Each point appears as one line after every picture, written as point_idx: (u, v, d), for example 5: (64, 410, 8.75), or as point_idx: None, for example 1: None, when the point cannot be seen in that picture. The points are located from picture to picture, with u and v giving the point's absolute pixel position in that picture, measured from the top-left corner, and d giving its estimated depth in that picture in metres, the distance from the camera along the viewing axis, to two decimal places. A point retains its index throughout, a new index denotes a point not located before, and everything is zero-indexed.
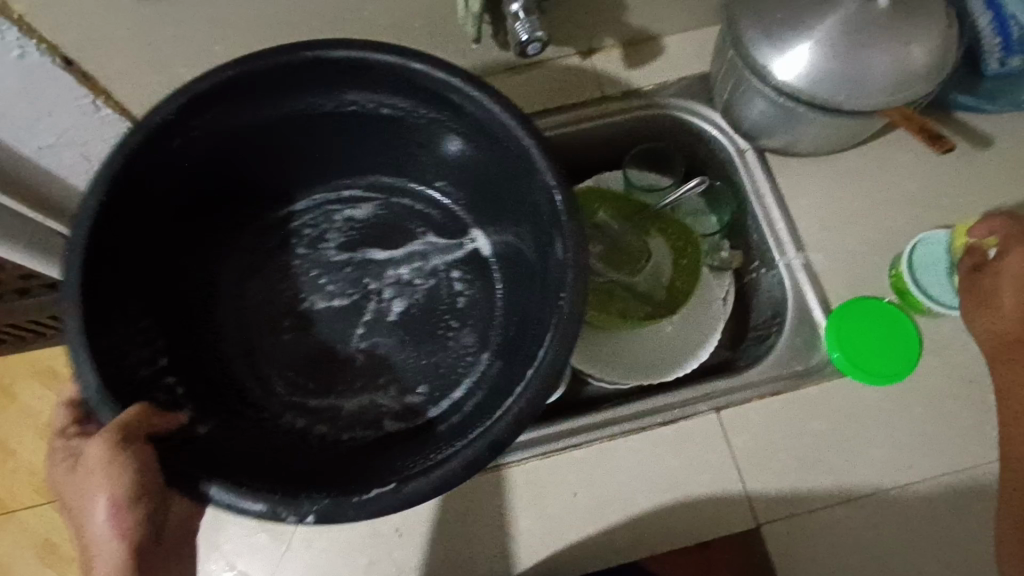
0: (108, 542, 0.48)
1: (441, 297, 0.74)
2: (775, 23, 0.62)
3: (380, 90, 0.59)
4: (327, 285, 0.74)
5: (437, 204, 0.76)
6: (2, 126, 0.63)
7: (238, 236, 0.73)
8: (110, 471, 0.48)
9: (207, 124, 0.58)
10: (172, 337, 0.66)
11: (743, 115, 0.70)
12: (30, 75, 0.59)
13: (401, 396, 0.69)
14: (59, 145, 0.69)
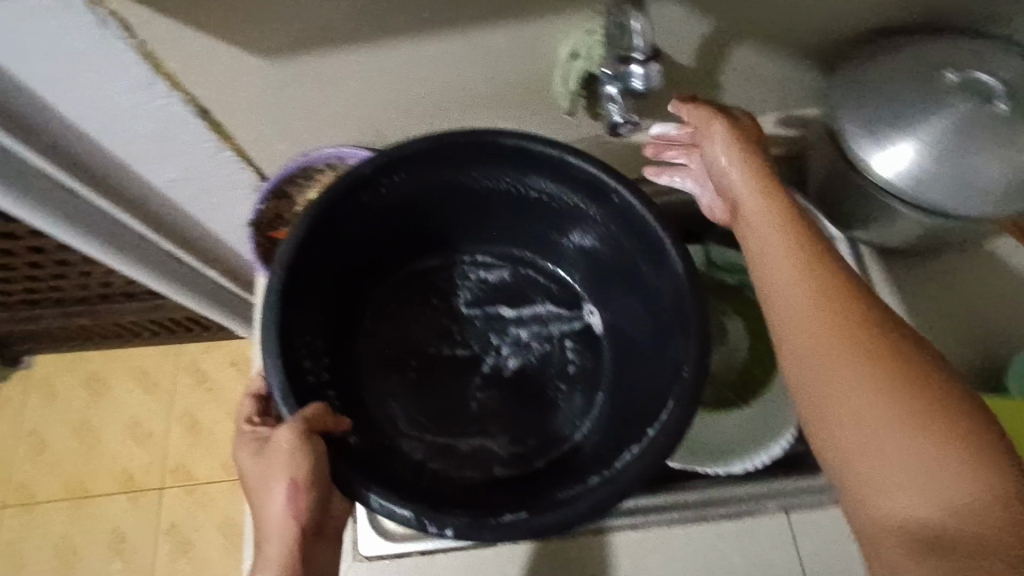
0: (278, 532, 0.50)
1: (552, 364, 0.71)
2: (878, 118, 0.59)
3: (533, 176, 0.61)
4: (455, 333, 0.72)
5: (558, 278, 0.74)
6: (175, 188, 0.77)
7: (383, 282, 0.72)
8: (294, 456, 0.50)
9: (396, 186, 0.60)
10: (333, 357, 0.64)
11: (838, 204, 0.68)
12: (202, 153, 0.72)
13: (509, 444, 0.66)
14: (217, 212, 0.83)
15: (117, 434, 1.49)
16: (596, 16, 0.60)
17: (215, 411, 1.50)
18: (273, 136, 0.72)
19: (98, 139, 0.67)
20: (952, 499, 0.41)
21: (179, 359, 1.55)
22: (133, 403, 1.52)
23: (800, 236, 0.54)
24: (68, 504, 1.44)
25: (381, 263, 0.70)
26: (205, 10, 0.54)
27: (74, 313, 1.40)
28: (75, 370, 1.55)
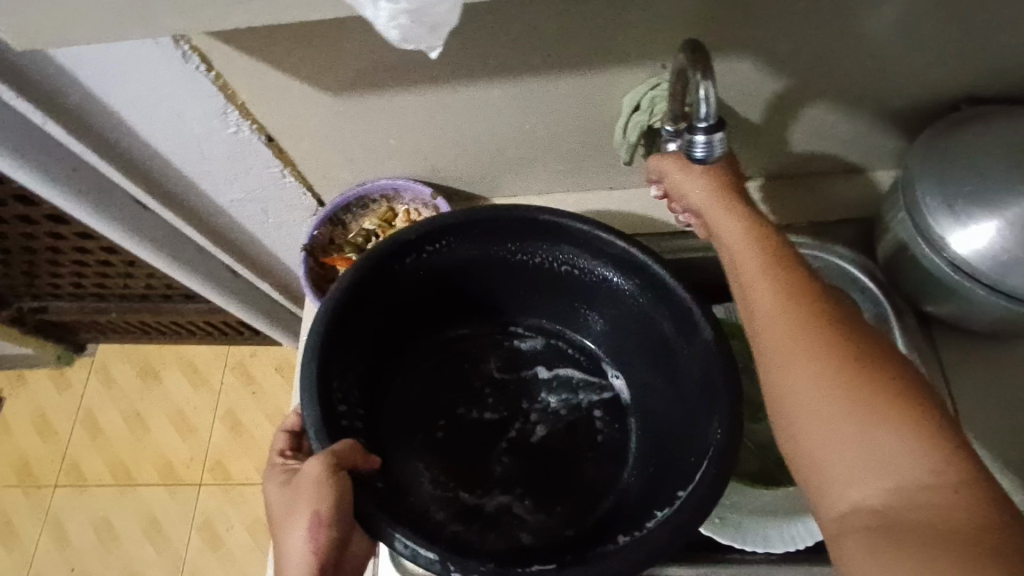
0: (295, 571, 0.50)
1: (579, 437, 0.69)
2: (961, 193, 0.56)
3: (567, 250, 0.63)
4: (484, 397, 0.71)
5: (586, 349, 0.73)
6: (239, 209, 0.80)
7: (415, 351, 0.71)
8: (319, 492, 0.50)
9: (437, 254, 0.63)
10: (366, 413, 0.64)
11: (907, 276, 0.64)
12: (266, 178, 0.75)
13: (534, 511, 0.64)
14: (276, 232, 0.85)
15: (164, 427, 1.55)
16: (662, 71, 0.59)
17: (257, 413, 1.54)
18: (335, 165, 0.74)
19: (172, 161, 0.71)
20: (935, 525, 0.37)
21: (227, 359, 1.60)
22: (182, 397, 1.58)
23: (782, 280, 0.50)
24: (113, 489, 1.50)
25: (420, 330, 0.71)
26: (282, 49, 0.56)
27: (136, 308, 1.47)
28: (132, 359, 1.63)
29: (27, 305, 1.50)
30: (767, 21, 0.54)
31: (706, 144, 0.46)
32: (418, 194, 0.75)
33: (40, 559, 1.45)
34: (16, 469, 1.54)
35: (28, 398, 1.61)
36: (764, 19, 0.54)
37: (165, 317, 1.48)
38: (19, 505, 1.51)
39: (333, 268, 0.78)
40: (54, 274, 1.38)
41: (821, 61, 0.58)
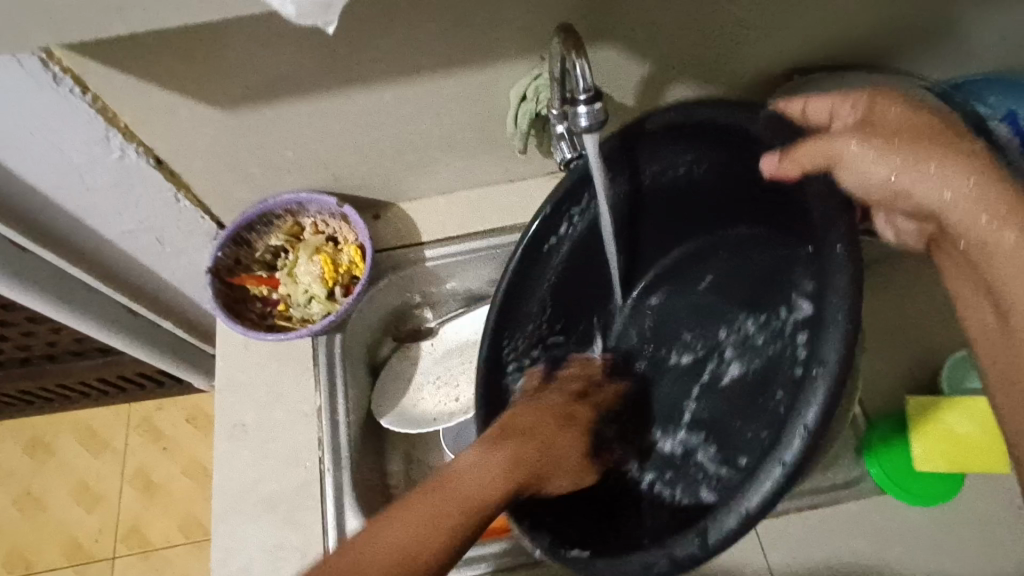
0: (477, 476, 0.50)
1: (787, 362, 0.56)
2: None
3: (653, 160, 0.63)
4: (684, 337, 0.72)
5: (770, 226, 0.63)
6: (131, 241, 0.76)
7: (698, 261, 0.73)
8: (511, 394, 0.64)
9: (584, 212, 0.66)
10: (672, 376, 0.70)
11: None
12: (160, 204, 0.72)
13: (720, 467, 0.60)
14: (175, 262, 0.82)
15: (64, 502, 1.40)
16: (542, 62, 0.64)
17: (171, 467, 1.43)
18: (232, 184, 0.73)
19: (50, 196, 0.66)
20: None
21: (131, 417, 1.49)
22: (82, 465, 1.44)
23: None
24: None
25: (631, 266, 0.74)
26: (164, 63, 0.56)
27: (16, 375, 1.34)
28: (17, 434, 1.47)
29: None
30: (625, 9, 0.60)
31: (588, 113, 0.51)
32: (323, 205, 0.75)
33: None
34: None
35: None
36: (623, 8, 0.60)
37: (52, 380, 1.35)
38: None
39: (243, 287, 0.76)
40: None
41: (676, 43, 0.65)
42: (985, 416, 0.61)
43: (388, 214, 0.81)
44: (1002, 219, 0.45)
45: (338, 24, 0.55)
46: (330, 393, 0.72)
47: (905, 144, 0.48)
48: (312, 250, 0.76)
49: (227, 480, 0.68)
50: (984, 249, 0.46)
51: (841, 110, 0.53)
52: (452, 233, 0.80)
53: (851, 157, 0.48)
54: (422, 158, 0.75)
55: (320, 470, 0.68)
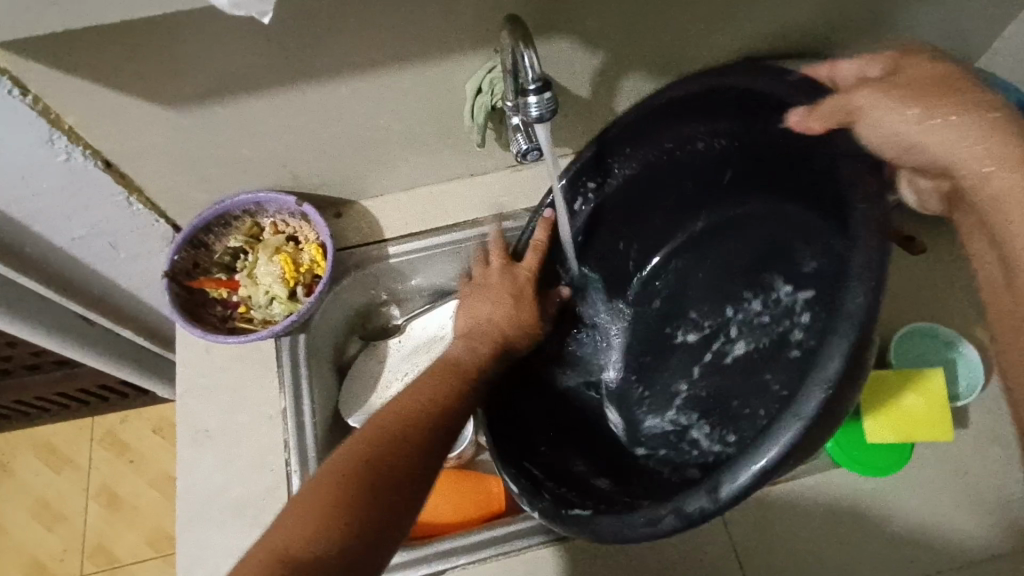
0: (345, 460, 0.51)
1: (785, 342, 0.68)
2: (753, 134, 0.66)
3: (659, 139, 0.68)
4: (692, 317, 0.76)
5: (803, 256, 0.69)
6: (82, 247, 0.74)
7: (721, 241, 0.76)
8: (486, 305, 0.68)
9: (618, 179, 0.71)
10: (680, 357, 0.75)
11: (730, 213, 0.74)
12: (111, 208, 0.70)
13: (720, 438, 0.66)
14: (131, 268, 0.80)
15: (25, 522, 1.35)
16: (495, 55, 0.64)
17: (138, 482, 1.39)
18: (186, 185, 0.72)
19: None
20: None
21: (93, 432, 1.44)
22: (43, 484, 1.39)
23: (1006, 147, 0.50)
24: None
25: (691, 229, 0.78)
26: (106, 60, 0.54)
27: None
28: None
29: None
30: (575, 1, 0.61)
31: (538, 103, 0.52)
32: (281, 204, 0.75)
33: None
34: None
35: None
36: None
37: (8, 396, 1.31)
38: None
39: (200, 291, 0.74)
40: None
41: (627, 34, 0.66)
42: (934, 395, 0.65)
43: (349, 212, 0.81)
44: (1019, 167, 0.49)
45: (284, 18, 0.55)
46: (294, 394, 0.71)
47: (920, 104, 0.55)
48: (272, 250, 0.75)
49: (192, 486, 0.67)
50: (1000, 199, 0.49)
51: (869, 70, 0.59)
52: (414, 228, 0.80)
53: (866, 111, 0.57)
54: (381, 154, 0.75)
55: (288, 471, 0.67)
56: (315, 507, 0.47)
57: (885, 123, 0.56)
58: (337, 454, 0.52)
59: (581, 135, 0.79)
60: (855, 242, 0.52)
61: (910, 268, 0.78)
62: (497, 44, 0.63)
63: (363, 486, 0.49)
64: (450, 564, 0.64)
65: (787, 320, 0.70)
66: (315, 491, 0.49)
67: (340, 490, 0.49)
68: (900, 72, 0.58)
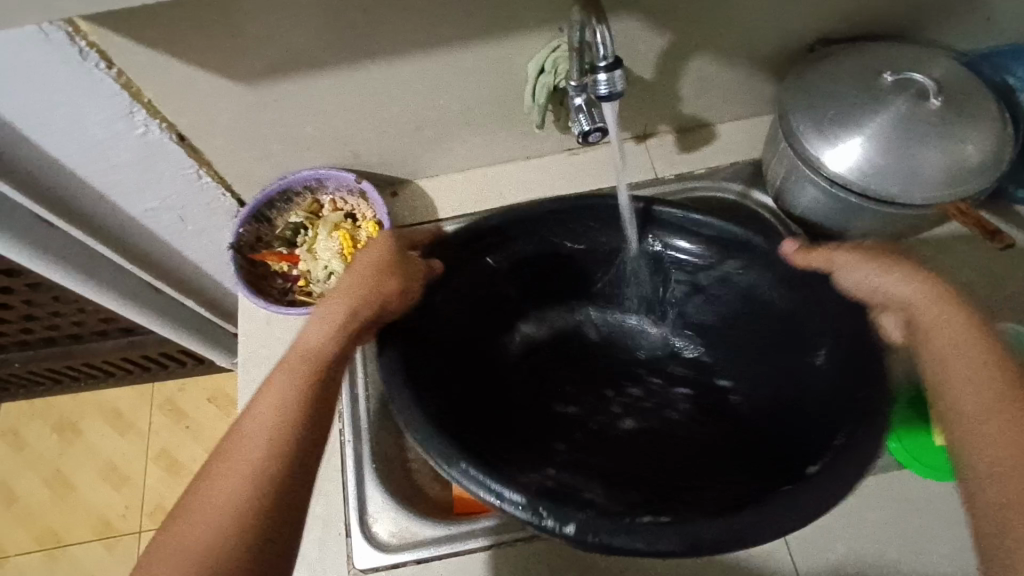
0: (253, 448, 0.48)
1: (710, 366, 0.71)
2: (826, 119, 0.64)
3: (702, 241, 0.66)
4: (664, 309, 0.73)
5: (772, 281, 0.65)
6: (156, 219, 0.78)
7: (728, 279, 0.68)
8: (330, 304, 0.57)
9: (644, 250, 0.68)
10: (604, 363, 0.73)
11: (796, 202, 0.72)
12: (183, 182, 0.73)
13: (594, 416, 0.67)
14: (198, 241, 0.84)
15: (93, 479, 1.44)
16: (560, 35, 0.63)
17: (194, 447, 1.46)
18: (252, 161, 0.74)
19: (77, 172, 0.68)
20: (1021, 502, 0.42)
21: (154, 398, 1.52)
22: (109, 444, 1.48)
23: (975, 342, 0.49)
24: (41, 556, 1.38)
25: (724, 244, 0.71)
26: (185, 36, 0.56)
27: (44, 355, 1.37)
28: (46, 415, 1.51)
29: None
30: None
31: (607, 81, 0.51)
32: (341, 181, 0.76)
33: None
34: None
35: None
36: None
37: (79, 360, 1.39)
38: None
39: (264, 263, 0.77)
40: None
41: (694, 14, 0.64)
42: None
43: (405, 191, 0.82)
44: (903, 321, 0.55)
45: None
46: (350, 367, 0.73)
47: (892, 269, 0.55)
48: (332, 227, 0.78)
49: None
50: (932, 339, 0.51)
51: (888, 275, 0.55)
52: (469, 209, 0.80)
53: (848, 264, 0.58)
54: (440, 135, 0.75)
55: (342, 441, 0.70)
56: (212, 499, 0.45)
57: (859, 280, 0.57)
58: (236, 444, 0.48)
59: (640, 119, 0.78)
60: (870, 395, 0.53)
61: (987, 264, 0.74)
62: (561, 24, 0.63)
63: (260, 475, 0.46)
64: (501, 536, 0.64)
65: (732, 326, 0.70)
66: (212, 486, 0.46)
67: (234, 498, 0.45)
68: (870, 254, 0.57)
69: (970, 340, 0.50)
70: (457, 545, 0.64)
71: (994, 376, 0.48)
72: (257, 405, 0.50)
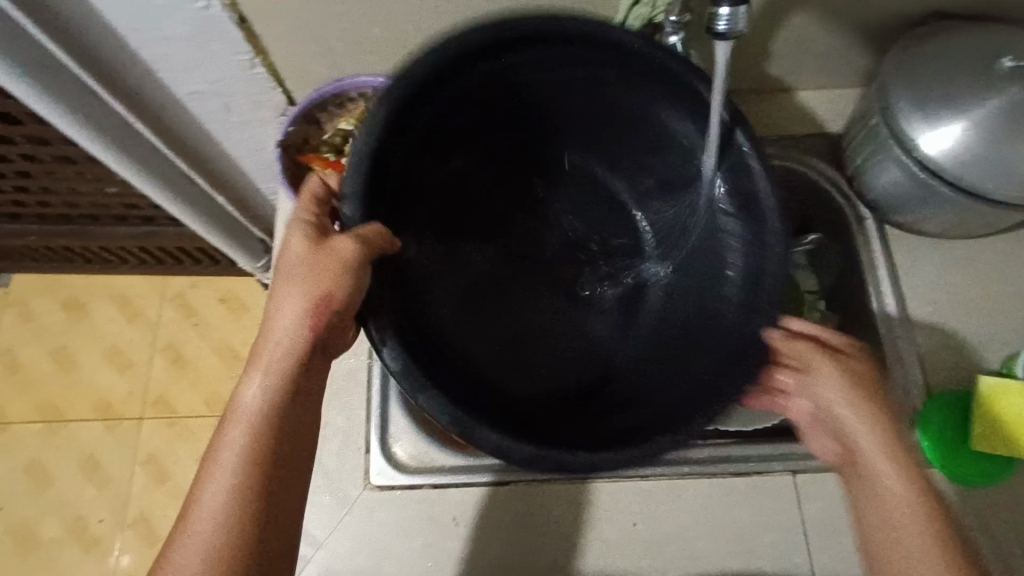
0: (253, 414, 0.52)
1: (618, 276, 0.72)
2: (930, 98, 0.59)
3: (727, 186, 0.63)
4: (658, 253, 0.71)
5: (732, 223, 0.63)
6: (200, 104, 0.75)
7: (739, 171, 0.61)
8: (282, 317, 0.54)
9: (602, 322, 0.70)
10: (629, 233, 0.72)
11: (871, 182, 0.67)
12: (234, 68, 0.70)
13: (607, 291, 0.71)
14: (239, 135, 0.81)
15: (99, 360, 1.45)
16: None
17: (200, 345, 1.47)
18: (305, 57, 0.70)
19: (127, 41, 0.65)
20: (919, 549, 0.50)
21: (165, 291, 1.51)
22: (116, 331, 1.48)
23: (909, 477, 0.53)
24: (40, 426, 1.40)
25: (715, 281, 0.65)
26: None
27: (60, 232, 1.36)
28: (55, 291, 1.50)
29: None
30: None
31: (729, 16, 0.47)
32: None
33: None
34: None
35: None
36: None
37: (94, 241, 1.36)
38: None
39: (308, 167, 0.74)
40: None
41: None
42: None
43: None
44: (852, 403, 0.56)
45: None
46: None
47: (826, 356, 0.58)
48: None
49: None
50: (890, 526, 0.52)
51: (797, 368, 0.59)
52: None
53: (810, 365, 0.58)
54: None
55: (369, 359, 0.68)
56: (218, 494, 0.50)
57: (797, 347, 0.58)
58: (223, 446, 0.52)
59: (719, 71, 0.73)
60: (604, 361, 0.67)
61: None
62: None
63: (250, 467, 0.51)
64: (514, 476, 0.64)
65: (626, 276, 0.71)
66: (216, 455, 0.51)
67: (228, 518, 0.49)
68: (801, 336, 0.59)
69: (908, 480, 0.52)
70: (475, 477, 0.64)
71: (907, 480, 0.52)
72: (246, 394, 0.53)
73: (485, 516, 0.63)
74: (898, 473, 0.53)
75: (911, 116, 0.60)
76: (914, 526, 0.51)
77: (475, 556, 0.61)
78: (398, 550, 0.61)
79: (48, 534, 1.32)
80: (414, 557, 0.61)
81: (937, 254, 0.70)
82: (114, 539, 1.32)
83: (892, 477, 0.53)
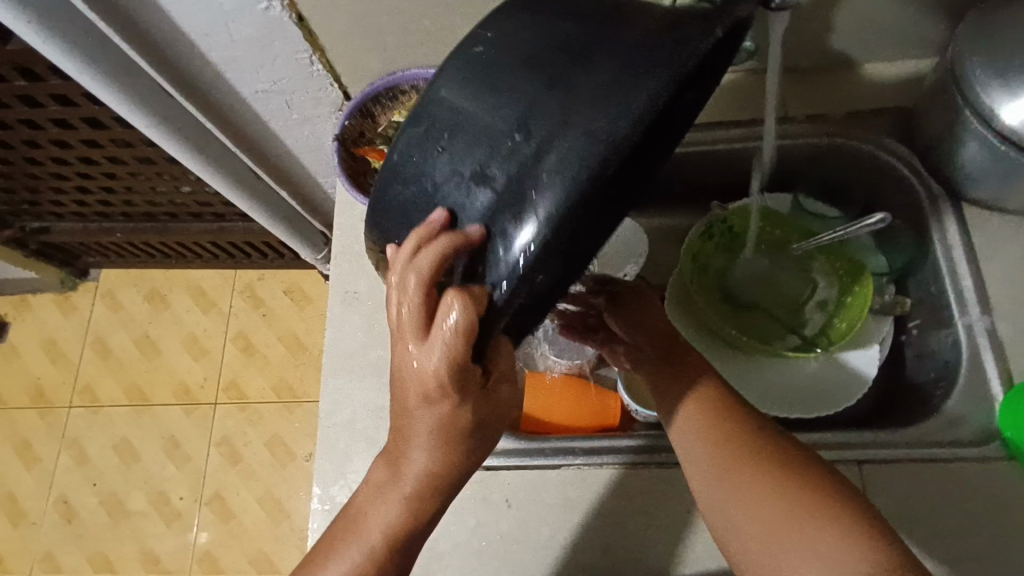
0: (412, 490, 0.47)
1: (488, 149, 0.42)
2: (1013, 64, 0.55)
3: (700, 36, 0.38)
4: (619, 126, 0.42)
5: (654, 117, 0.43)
6: (264, 103, 0.78)
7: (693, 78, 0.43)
8: (416, 446, 0.46)
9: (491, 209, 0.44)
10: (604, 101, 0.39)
11: (947, 157, 0.63)
12: (294, 66, 0.73)
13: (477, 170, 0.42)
14: (299, 131, 0.84)
15: (178, 348, 1.56)
16: None
17: (268, 335, 1.54)
18: (361, 52, 0.72)
19: (198, 44, 0.69)
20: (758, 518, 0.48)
21: (236, 283, 1.60)
22: (193, 321, 1.58)
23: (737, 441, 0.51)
24: (127, 409, 1.51)
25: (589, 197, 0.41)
26: None
27: (142, 229, 1.46)
28: (139, 284, 1.61)
29: (28, 225, 1.46)
30: None
31: None
32: None
33: (61, 477, 1.47)
34: (29, 391, 1.55)
35: (35, 321, 1.60)
36: None
37: (171, 237, 1.46)
38: (35, 426, 1.51)
39: (363, 160, 0.77)
40: (55, 190, 1.35)
41: None
42: None
43: None
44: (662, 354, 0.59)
45: None
46: None
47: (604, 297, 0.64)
48: None
49: (338, 339, 0.72)
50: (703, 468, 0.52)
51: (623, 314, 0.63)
52: None
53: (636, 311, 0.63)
54: None
55: None
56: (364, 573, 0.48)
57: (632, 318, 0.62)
58: (365, 515, 0.49)
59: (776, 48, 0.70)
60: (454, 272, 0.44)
61: None
62: None
63: (414, 524, 0.48)
64: (564, 460, 0.65)
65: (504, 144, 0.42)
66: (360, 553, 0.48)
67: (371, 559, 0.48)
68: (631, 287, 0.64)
69: (719, 441, 0.52)
70: (528, 460, 0.65)
71: (726, 442, 0.52)
72: (372, 515, 0.49)
73: (536, 498, 0.64)
74: (709, 438, 0.52)
75: (991, 84, 0.55)
76: (730, 471, 0.50)
77: (527, 538, 0.62)
78: (451, 529, 0.63)
79: (135, 507, 1.43)
80: (467, 537, 0.63)
81: (1022, 234, 0.65)
82: (193, 514, 1.42)
83: (697, 439, 0.53)
